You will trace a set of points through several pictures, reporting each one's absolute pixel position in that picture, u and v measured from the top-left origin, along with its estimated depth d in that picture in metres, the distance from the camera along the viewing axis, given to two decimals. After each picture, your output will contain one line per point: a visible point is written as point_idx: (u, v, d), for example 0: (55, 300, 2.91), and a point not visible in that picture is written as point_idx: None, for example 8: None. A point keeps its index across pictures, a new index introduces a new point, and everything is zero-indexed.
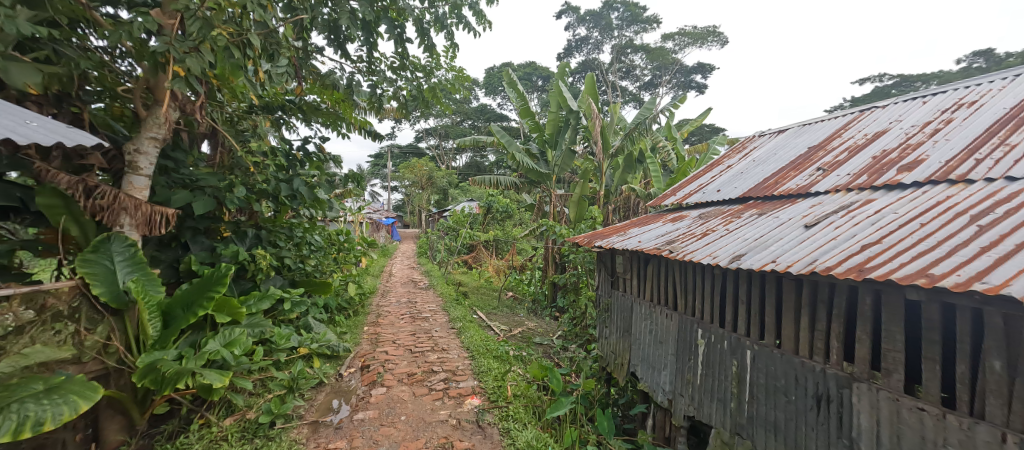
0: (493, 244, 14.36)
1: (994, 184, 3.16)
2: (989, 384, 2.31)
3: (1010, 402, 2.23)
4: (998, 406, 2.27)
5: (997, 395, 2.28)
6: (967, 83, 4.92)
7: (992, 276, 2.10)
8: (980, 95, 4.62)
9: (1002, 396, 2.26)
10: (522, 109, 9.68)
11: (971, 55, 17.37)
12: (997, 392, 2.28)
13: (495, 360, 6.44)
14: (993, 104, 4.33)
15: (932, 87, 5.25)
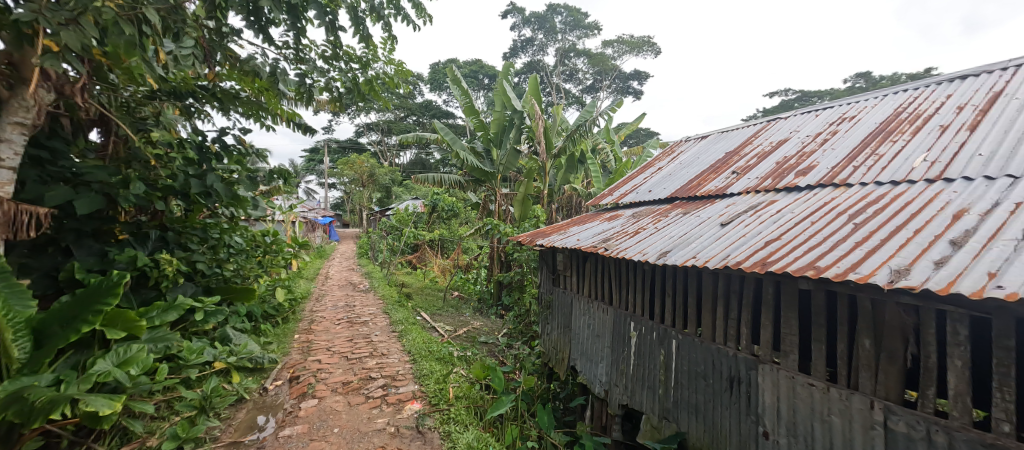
0: (437, 244, 14.04)
1: (868, 187, 3.55)
2: (862, 359, 2.60)
3: (877, 374, 2.53)
4: (869, 378, 2.57)
5: (867, 368, 2.57)
6: (850, 99, 5.50)
7: (862, 267, 2.35)
8: (859, 110, 5.20)
9: (870, 370, 2.55)
10: (466, 107, 9.51)
11: (857, 76, 19.85)
12: (867, 365, 2.57)
13: (437, 362, 6.26)
14: (869, 118, 4.89)
15: (824, 101, 5.83)
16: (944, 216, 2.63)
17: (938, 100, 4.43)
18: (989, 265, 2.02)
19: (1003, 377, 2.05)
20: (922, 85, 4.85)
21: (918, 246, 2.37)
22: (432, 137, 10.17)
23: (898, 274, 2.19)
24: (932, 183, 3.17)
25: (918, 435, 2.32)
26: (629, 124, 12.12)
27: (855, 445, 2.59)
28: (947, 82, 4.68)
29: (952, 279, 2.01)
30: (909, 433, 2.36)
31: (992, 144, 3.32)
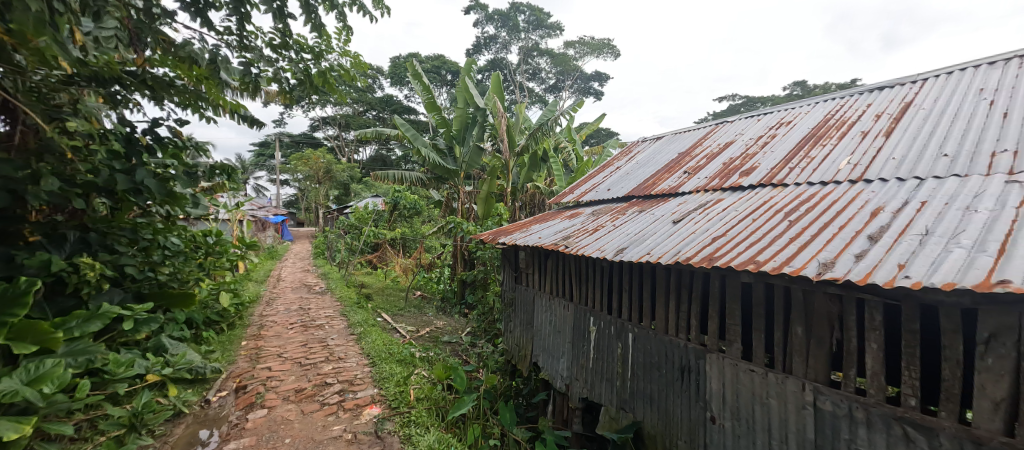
0: (399, 243, 13.70)
1: (802, 187, 3.75)
2: (795, 345, 2.76)
3: (808, 358, 2.69)
4: (801, 362, 2.73)
5: (800, 353, 2.73)
6: (787, 106, 5.82)
7: (794, 261, 2.48)
8: (795, 116, 5.51)
9: (802, 355, 2.71)
10: (428, 103, 9.29)
11: (796, 84, 21.27)
12: (800, 351, 2.73)
13: (398, 364, 6.09)
14: (804, 123, 5.19)
15: (766, 107, 6.12)
16: (864, 213, 2.82)
17: (861, 108, 4.76)
18: (900, 256, 2.18)
19: (910, 356, 2.22)
20: (848, 94, 5.19)
21: (842, 241, 2.53)
22: (392, 133, 9.86)
23: (825, 267, 2.32)
24: (855, 184, 3.39)
25: (841, 413, 2.50)
26: (590, 124, 12.30)
27: (789, 425, 2.74)
28: (870, 91, 5.01)
29: (869, 270, 2.16)
30: (834, 411, 2.53)
31: (904, 148, 3.60)
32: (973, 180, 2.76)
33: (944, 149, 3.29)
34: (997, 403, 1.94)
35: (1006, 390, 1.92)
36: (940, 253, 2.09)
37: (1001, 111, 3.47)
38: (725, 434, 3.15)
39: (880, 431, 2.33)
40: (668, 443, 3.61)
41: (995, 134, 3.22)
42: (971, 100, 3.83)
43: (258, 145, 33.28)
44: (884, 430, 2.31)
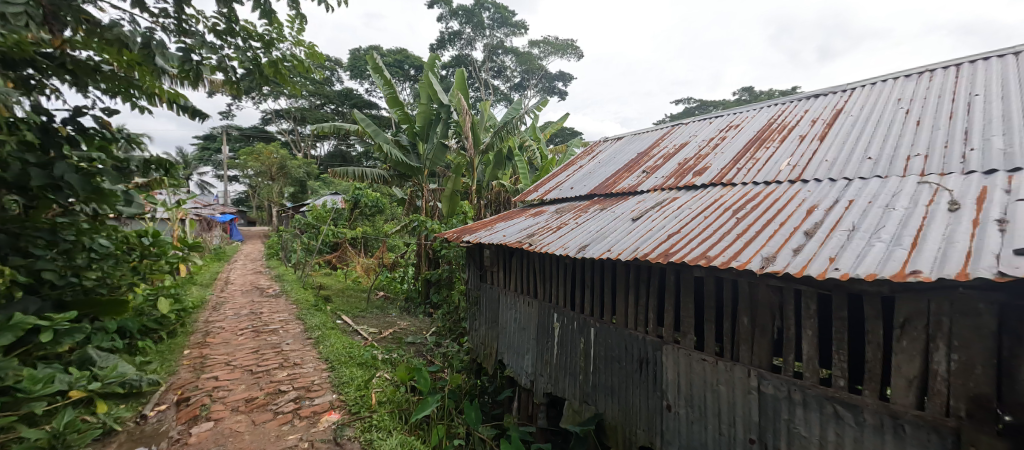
0: (360, 242, 13.24)
1: (748, 187, 3.90)
2: (741, 334, 2.87)
3: (752, 346, 2.80)
4: (746, 350, 2.84)
5: (746, 342, 2.84)
6: (736, 110, 6.06)
7: (740, 255, 2.57)
8: (743, 119, 5.75)
9: (747, 343, 2.82)
10: (389, 98, 9.01)
11: (746, 91, 22.44)
12: (745, 339, 2.84)
13: (358, 368, 5.86)
14: (752, 126, 5.41)
15: (719, 110, 6.35)
16: (801, 210, 2.96)
17: (800, 113, 5.03)
18: (831, 250, 2.30)
19: (840, 341, 2.37)
20: (788, 100, 5.47)
21: (782, 237, 2.65)
22: (352, 129, 9.49)
23: (767, 261, 2.42)
24: (794, 184, 3.56)
25: (782, 395, 2.62)
26: (554, 122, 12.36)
27: (737, 409, 2.85)
28: (808, 98, 5.30)
29: (805, 264, 2.27)
30: (775, 394, 2.66)
31: (835, 151, 3.81)
32: (891, 181, 2.96)
33: (868, 153, 3.51)
34: (910, 381, 2.12)
35: (917, 368, 2.10)
36: (865, 247, 2.23)
37: (917, 117, 3.75)
38: (680, 420, 3.22)
39: (815, 411, 2.47)
40: (629, 433, 3.66)
41: (911, 138, 3.46)
42: (891, 107, 4.11)
43: (205, 138, 31.18)
44: (818, 409, 2.46)
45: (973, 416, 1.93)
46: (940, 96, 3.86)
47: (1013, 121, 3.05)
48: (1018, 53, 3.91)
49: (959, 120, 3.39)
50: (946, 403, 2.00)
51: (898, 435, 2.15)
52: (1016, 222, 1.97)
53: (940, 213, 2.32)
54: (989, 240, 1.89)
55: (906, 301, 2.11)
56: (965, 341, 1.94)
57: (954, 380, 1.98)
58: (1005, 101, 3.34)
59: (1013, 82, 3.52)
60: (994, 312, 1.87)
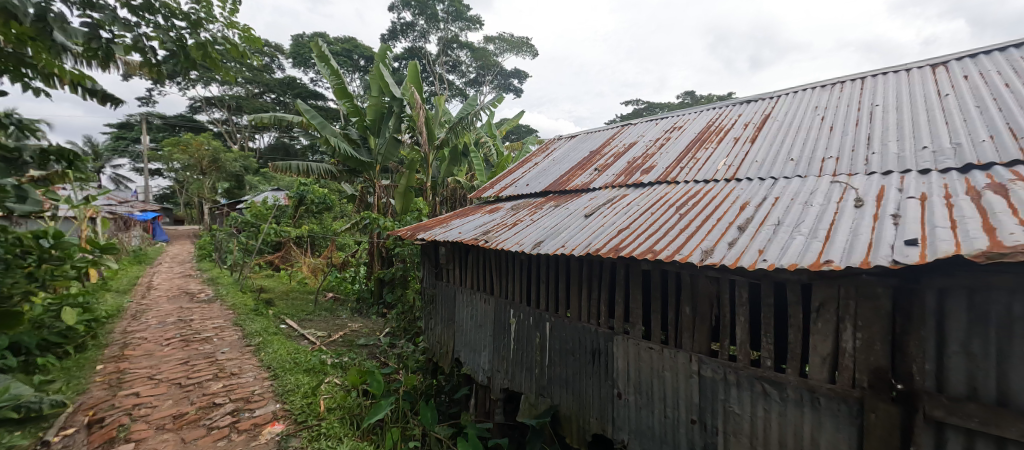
0: (306, 241, 12.54)
1: (690, 185, 4.03)
2: (684, 322, 2.96)
3: (693, 333, 2.89)
4: (688, 336, 2.92)
5: (688, 330, 2.92)
6: (679, 113, 6.31)
7: (683, 249, 2.63)
8: (686, 121, 5.99)
9: (689, 331, 2.91)
10: (337, 89, 8.53)
11: (690, 94, 23.62)
12: (688, 327, 2.93)
13: (304, 374, 5.52)
14: (694, 127, 5.64)
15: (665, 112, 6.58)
16: (735, 207, 3.10)
17: (734, 117, 5.30)
18: (761, 243, 2.42)
19: (768, 324, 2.50)
20: (725, 104, 5.76)
21: (718, 231, 2.75)
22: (296, 120, 8.90)
23: (707, 254, 2.50)
24: (729, 182, 3.72)
25: (719, 377, 2.72)
26: (509, 119, 12.30)
27: (680, 393, 2.94)
28: (742, 103, 5.60)
29: (738, 255, 2.36)
30: (713, 377, 2.76)
31: (764, 153, 4.03)
32: (809, 180, 3.16)
33: (791, 155, 3.74)
34: (823, 358, 2.27)
35: (829, 347, 2.25)
36: (788, 239, 2.35)
37: (836, 121, 4.04)
38: (630, 407, 3.28)
39: (746, 389, 2.59)
40: (582, 423, 3.69)
41: (826, 142, 3.72)
42: (810, 114, 4.42)
43: (120, 126, 28.09)
44: (749, 388, 2.58)
45: (873, 386, 2.09)
46: (850, 105, 4.19)
47: (906, 128, 3.35)
48: (909, 70, 4.31)
49: (864, 126, 3.68)
50: (851, 376, 2.17)
51: (815, 408, 2.31)
52: (907, 215, 2.15)
53: (851, 208, 2.49)
54: (886, 232, 2.06)
55: (819, 287, 2.25)
56: (867, 321, 2.10)
57: (859, 356, 2.14)
58: (900, 111, 3.67)
59: (906, 94, 3.89)
60: (890, 295, 2.03)
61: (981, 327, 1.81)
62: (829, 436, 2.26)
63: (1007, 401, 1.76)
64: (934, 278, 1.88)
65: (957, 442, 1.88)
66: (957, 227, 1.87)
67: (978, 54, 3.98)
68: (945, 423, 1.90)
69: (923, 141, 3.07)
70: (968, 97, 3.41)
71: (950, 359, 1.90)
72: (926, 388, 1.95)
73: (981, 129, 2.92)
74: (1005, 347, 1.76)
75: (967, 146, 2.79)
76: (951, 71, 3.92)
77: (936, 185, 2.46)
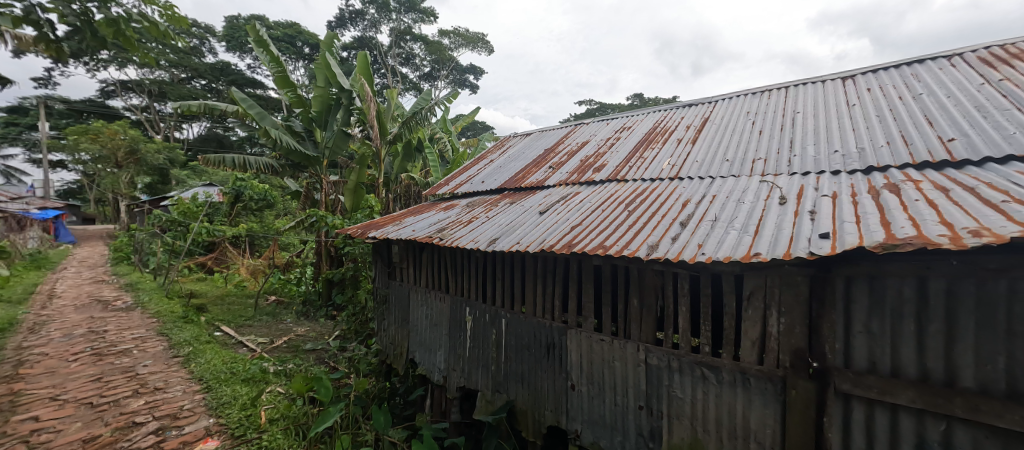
0: (245, 241, 11.77)
1: (638, 183, 4.20)
2: (632, 314, 3.08)
3: (641, 324, 3.02)
4: (636, 327, 3.05)
5: (636, 321, 3.05)
6: (628, 114, 6.54)
7: (630, 244, 2.75)
8: (634, 122, 6.22)
9: (637, 322, 3.04)
10: (278, 78, 8.06)
11: (639, 96, 24.54)
12: (636, 318, 3.05)
13: (242, 385, 5.23)
14: (642, 127, 5.87)
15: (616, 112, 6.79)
16: (678, 204, 3.27)
17: (678, 120, 5.58)
18: (700, 237, 2.57)
19: (706, 313, 2.67)
20: (670, 107, 6.05)
21: (662, 227, 2.89)
22: (230, 110, 8.29)
23: (652, 249, 2.62)
24: (673, 181, 3.92)
25: (664, 365, 2.87)
26: (465, 115, 12.18)
27: (629, 381, 3.07)
28: (684, 107, 5.91)
29: (680, 250, 2.49)
30: (659, 364, 2.90)
31: (704, 154, 4.28)
32: (741, 180, 3.40)
33: (727, 156, 4.00)
34: (753, 342, 2.45)
35: (758, 331, 2.44)
36: (723, 234, 2.52)
37: (766, 125, 4.36)
38: (583, 398, 3.38)
39: (688, 374, 2.75)
40: (538, 416, 3.76)
41: (756, 145, 4.02)
42: (743, 118, 4.75)
43: (11, 111, 24.76)
44: (689, 374, 2.74)
45: (794, 366, 2.29)
46: (776, 111, 4.55)
47: (822, 133, 3.69)
48: (825, 81, 4.74)
49: (789, 131, 4.02)
50: (776, 357, 2.36)
51: (746, 388, 2.49)
52: (822, 212, 2.37)
53: (777, 204, 2.71)
54: (805, 226, 2.26)
55: (748, 277, 2.43)
56: (789, 307, 2.30)
57: (782, 339, 2.34)
58: (817, 118, 4.04)
59: (822, 103, 4.28)
60: (808, 283, 2.23)
61: (880, 309, 2.03)
62: (758, 413, 2.45)
63: (900, 373, 2.00)
64: (842, 267, 2.10)
65: (860, 410, 2.12)
66: (861, 222, 2.09)
67: (880, 69, 4.45)
68: (851, 394, 2.13)
69: (835, 145, 3.40)
70: (871, 107, 3.81)
71: (855, 339, 2.12)
72: (836, 364, 2.17)
73: (881, 135, 3.28)
74: (899, 326, 2.00)
75: (870, 150, 3.12)
76: (858, 84, 4.36)
77: (844, 185, 2.73)
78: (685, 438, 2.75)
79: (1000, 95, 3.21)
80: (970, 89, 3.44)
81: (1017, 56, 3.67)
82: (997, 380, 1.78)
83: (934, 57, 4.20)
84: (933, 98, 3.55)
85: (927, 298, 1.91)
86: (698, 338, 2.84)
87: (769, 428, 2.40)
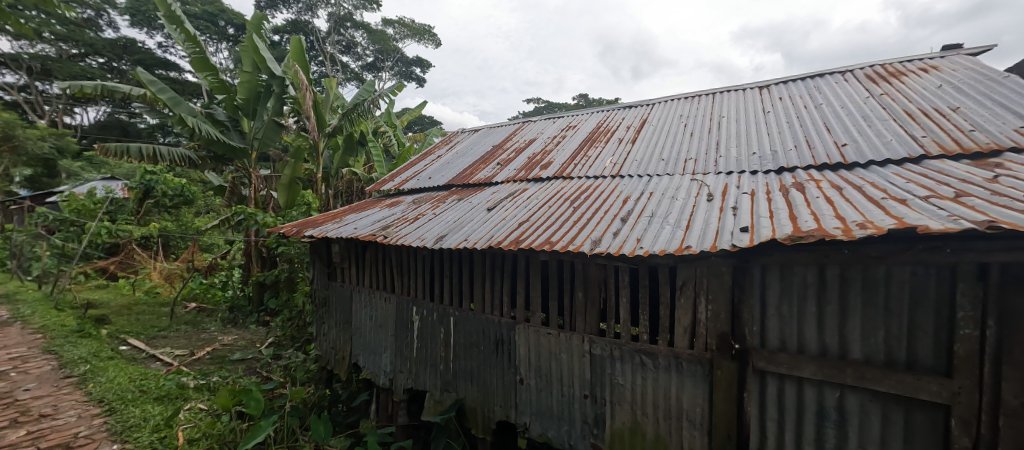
0: (158, 241, 10.57)
1: (583, 180, 4.37)
2: (577, 307, 3.21)
3: (585, 316, 3.16)
4: (581, 319, 3.19)
5: (581, 313, 3.19)
6: (573, 113, 6.76)
7: (576, 240, 2.87)
8: (579, 121, 6.44)
9: (582, 314, 3.18)
10: (195, 59, 7.32)
11: (584, 97, 25.30)
12: (581, 310, 3.19)
13: (154, 404, 4.89)
14: (586, 127, 6.10)
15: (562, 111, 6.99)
16: (619, 201, 3.45)
17: (620, 120, 5.86)
18: (638, 232, 2.74)
19: (643, 303, 2.85)
20: (612, 108, 6.34)
21: (604, 222, 3.05)
22: (136, 93, 7.47)
23: (595, 243, 2.75)
24: (615, 179, 4.12)
25: (607, 354, 3.02)
26: (412, 108, 11.88)
27: (575, 372, 3.20)
28: (625, 108, 6.22)
29: (621, 244, 2.64)
30: (602, 354, 3.05)
31: (643, 153, 4.54)
32: (675, 179, 3.64)
33: (662, 156, 4.28)
34: (685, 328, 2.66)
35: (689, 318, 2.64)
36: (659, 229, 2.71)
37: (697, 127, 4.70)
38: (531, 391, 3.47)
39: (628, 361, 2.92)
40: (487, 412, 3.82)
41: (688, 146, 4.33)
42: (677, 121, 5.08)
43: None
44: (629, 361, 2.91)
45: (719, 348, 2.52)
46: (705, 115, 4.92)
47: (743, 137, 4.06)
48: (746, 89, 5.20)
49: (717, 133, 4.36)
50: (704, 341, 2.57)
51: (679, 371, 2.70)
52: (742, 208, 2.63)
53: (705, 201, 2.95)
54: (728, 221, 2.49)
55: (680, 268, 2.63)
56: (715, 294, 2.52)
57: (709, 324, 2.56)
58: (739, 122, 4.42)
59: (743, 109, 4.70)
60: (731, 272, 2.47)
61: (789, 293, 2.30)
62: (689, 393, 2.66)
63: (805, 349, 2.28)
64: (758, 257, 2.34)
65: (773, 385, 2.39)
66: (774, 216, 2.34)
67: (791, 80, 4.96)
68: (766, 371, 2.39)
69: (754, 148, 3.75)
70: (784, 114, 4.25)
71: (769, 321, 2.38)
72: (753, 345, 2.42)
73: (790, 139, 3.67)
74: (804, 307, 2.27)
75: (782, 153, 3.48)
76: (773, 92, 4.84)
77: (761, 183, 3.04)
78: (626, 422, 2.92)
79: (882, 107, 3.71)
80: (859, 101, 3.95)
81: (894, 74, 4.26)
82: (878, 351, 2.09)
83: (833, 72, 4.76)
84: (832, 108, 4.02)
85: (825, 283, 2.20)
86: (637, 327, 3.02)
87: (699, 407, 2.62)
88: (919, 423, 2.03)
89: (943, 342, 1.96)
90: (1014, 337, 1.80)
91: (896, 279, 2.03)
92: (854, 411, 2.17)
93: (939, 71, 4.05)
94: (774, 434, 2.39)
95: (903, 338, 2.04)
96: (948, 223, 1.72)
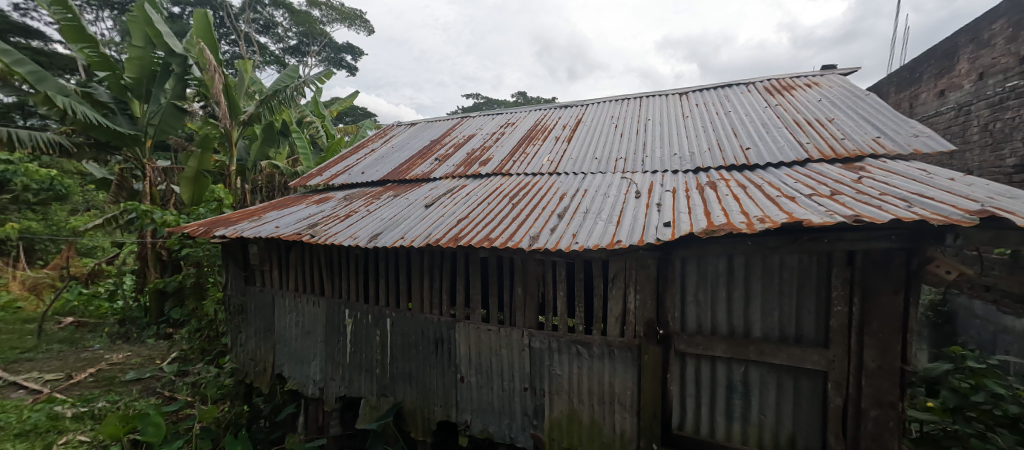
0: (18, 245, 8.86)
1: (520, 177, 4.47)
2: (516, 302, 3.31)
3: (524, 310, 3.28)
4: (520, 314, 3.30)
5: (521, 308, 3.29)
6: (510, 110, 6.85)
7: (514, 236, 2.95)
8: (516, 118, 6.57)
9: (521, 309, 3.28)
10: (66, 28, 6.27)
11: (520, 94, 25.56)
12: (521, 306, 3.29)
13: (16, 441, 4.21)
14: (523, 124, 6.24)
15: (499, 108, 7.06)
16: (556, 197, 3.59)
17: (554, 119, 6.07)
18: (572, 228, 2.89)
19: (578, 295, 3.02)
20: (548, 107, 6.54)
21: (541, 219, 3.17)
22: None
23: (533, 239, 2.86)
24: (551, 176, 4.27)
25: (546, 347, 3.14)
26: (341, 98, 11.23)
27: (515, 366, 3.30)
28: (560, 108, 6.45)
29: (556, 241, 2.76)
30: (541, 347, 3.17)
31: (577, 152, 4.75)
32: (606, 177, 3.88)
33: (594, 155, 4.52)
34: (616, 318, 2.85)
35: (620, 308, 2.83)
36: (592, 225, 2.88)
37: (625, 129, 5.01)
38: (471, 388, 3.51)
39: (565, 352, 3.06)
40: (427, 414, 3.80)
41: (618, 146, 4.61)
42: (608, 122, 5.39)
43: None
44: (566, 351, 3.06)
45: (646, 335, 2.73)
46: (633, 118, 5.28)
47: (666, 139, 4.41)
48: (669, 94, 5.65)
49: (642, 135, 4.70)
50: (633, 329, 2.78)
51: (611, 358, 2.89)
52: (665, 204, 2.88)
53: (633, 199, 3.18)
54: (652, 217, 2.72)
55: (611, 262, 2.82)
56: (642, 285, 2.74)
57: (637, 312, 2.77)
58: (662, 125, 4.81)
59: (664, 113, 5.11)
60: (656, 264, 2.69)
61: (705, 281, 2.59)
62: (620, 378, 2.86)
63: (716, 330, 2.57)
64: (678, 250, 2.59)
65: (691, 365, 2.67)
66: (691, 212, 2.60)
67: (706, 88, 5.48)
68: (685, 352, 2.66)
69: (675, 150, 4.10)
70: (700, 119, 4.69)
71: (688, 307, 2.65)
72: (675, 330, 2.68)
73: (704, 143, 4.07)
74: (716, 293, 2.57)
75: (698, 155, 3.85)
76: (692, 99, 5.31)
77: (681, 182, 3.35)
78: (563, 410, 3.08)
79: (776, 116, 4.25)
80: (759, 110, 4.49)
81: (786, 87, 4.90)
82: (774, 329, 2.43)
83: (740, 83, 5.33)
84: (739, 115, 4.52)
85: (733, 271, 2.51)
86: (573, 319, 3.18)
87: (629, 390, 2.83)
88: (805, 388, 2.41)
89: (822, 317, 2.34)
90: (872, 311, 2.21)
91: (788, 267, 2.38)
92: (756, 383, 2.50)
93: (821, 87, 4.72)
94: (692, 408, 2.68)
95: (793, 317, 2.40)
96: (825, 218, 2.04)
